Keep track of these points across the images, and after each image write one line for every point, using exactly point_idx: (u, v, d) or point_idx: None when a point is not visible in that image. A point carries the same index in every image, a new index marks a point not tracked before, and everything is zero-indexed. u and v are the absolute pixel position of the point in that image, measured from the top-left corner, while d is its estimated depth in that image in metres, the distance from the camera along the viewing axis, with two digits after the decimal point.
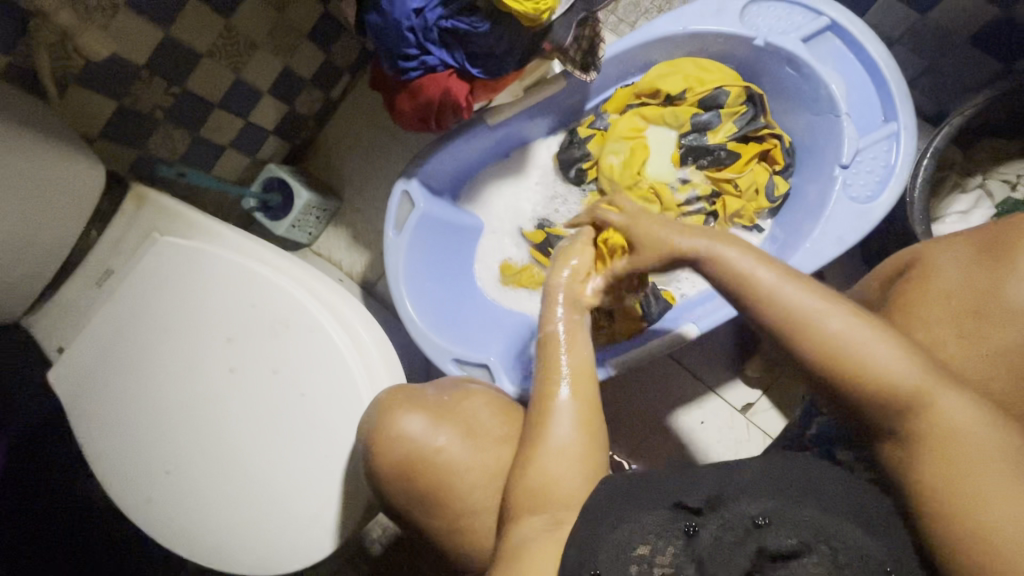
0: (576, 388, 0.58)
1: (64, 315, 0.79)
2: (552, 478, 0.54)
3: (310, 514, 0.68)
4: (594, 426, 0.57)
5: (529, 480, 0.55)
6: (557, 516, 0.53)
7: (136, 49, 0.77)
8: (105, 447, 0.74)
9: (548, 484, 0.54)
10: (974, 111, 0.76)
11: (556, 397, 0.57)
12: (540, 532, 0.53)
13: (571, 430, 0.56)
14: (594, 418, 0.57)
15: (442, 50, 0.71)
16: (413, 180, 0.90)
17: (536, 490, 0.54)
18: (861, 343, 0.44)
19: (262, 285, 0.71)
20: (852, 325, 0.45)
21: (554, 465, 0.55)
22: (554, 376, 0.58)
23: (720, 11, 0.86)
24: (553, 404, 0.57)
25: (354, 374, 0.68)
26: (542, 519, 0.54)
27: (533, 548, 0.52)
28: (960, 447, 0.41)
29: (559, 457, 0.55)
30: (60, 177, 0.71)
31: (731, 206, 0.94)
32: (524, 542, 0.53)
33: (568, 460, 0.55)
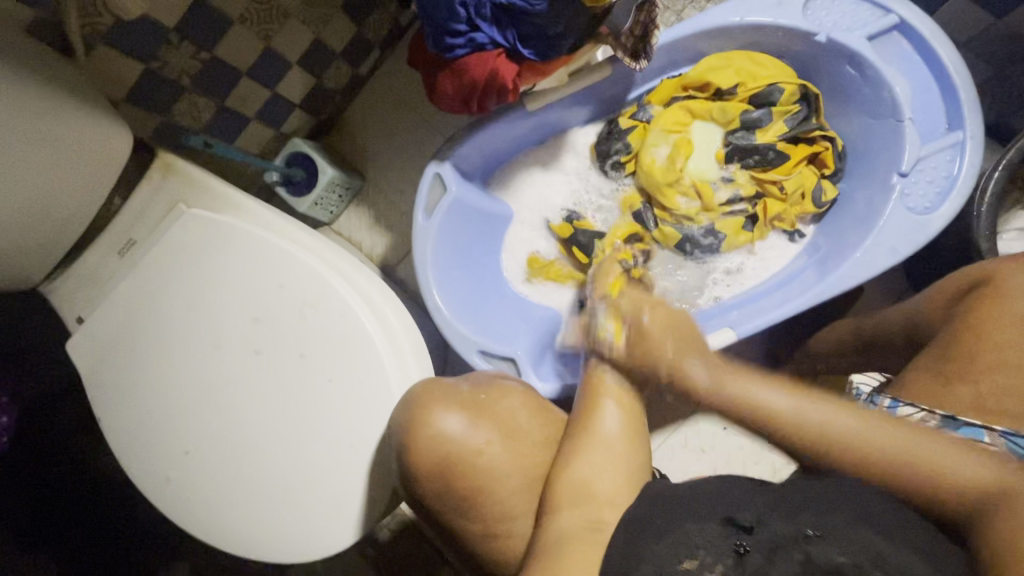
0: (620, 391, 0.62)
1: (84, 284, 0.77)
2: (594, 476, 0.58)
3: (333, 505, 0.66)
4: (636, 430, 0.61)
5: (569, 475, 0.58)
6: (597, 517, 0.55)
7: (168, 11, 0.74)
8: (125, 421, 0.71)
9: (588, 478, 0.58)
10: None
11: (603, 403, 0.61)
12: (580, 528, 0.55)
13: (616, 432, 0.60)
14: (636, 422, 0.62)
15: (492, 28, 0.67)
16: (446, 164, 0.87)
17: (576, 485, 0.58)
18: (794, 404, 0.53)
19: (291, 265, 0.68)
20: (780, 396, 0.54)
21: (595, 461, 0.59)
22: (602, 388, 0.62)
23: (782, 2, 0.81)
24: (598, 401, 0.62)
25: (383, 364, 0.65)
26: (580, 516, 0.56)
27: (571, 544, 0.53)
28: (888, 453, 0.50)
29: (604, 454, 0.59)
30: (86, 141, 0.68)
31: (771, 210, 0.91)
32: (564, 536, 0.54)
33: (612, 458, 0.59)
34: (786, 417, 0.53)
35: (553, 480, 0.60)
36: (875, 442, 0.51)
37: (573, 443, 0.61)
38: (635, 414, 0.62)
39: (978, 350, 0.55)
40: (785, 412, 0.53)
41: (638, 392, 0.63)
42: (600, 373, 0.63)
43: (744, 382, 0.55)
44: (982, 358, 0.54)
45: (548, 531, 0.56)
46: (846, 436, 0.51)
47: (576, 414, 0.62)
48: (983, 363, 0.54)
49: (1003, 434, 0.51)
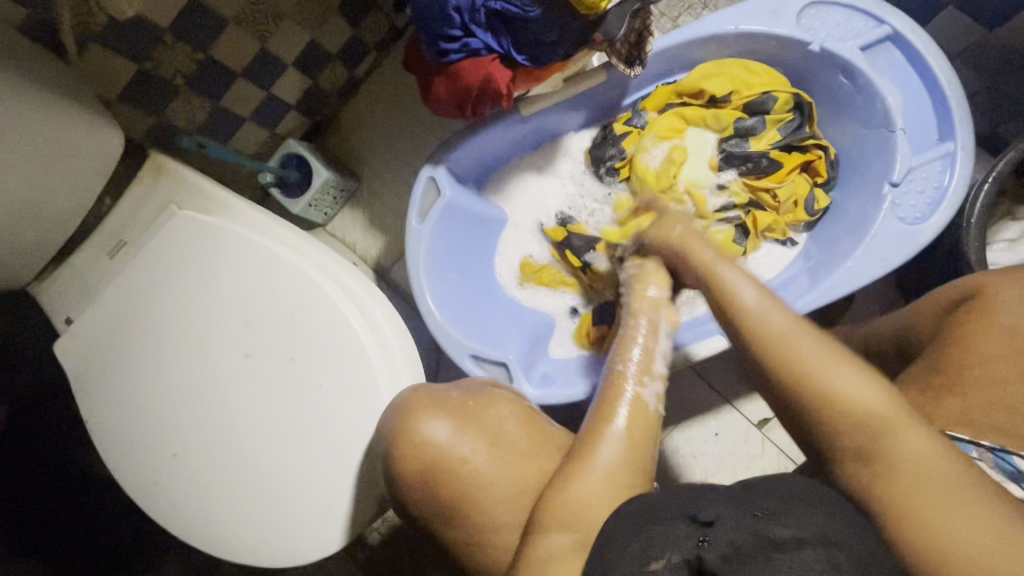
0: (631, 415, 0.57)
1: (74, 285, 0.76)
2: (588, 504, 0.54)
3: (320, 510, 0.66)
4: (642, 456, 0.57)
5: (563, 499, 0.55)
6: (585, 539, 0.54)
7: (162, 11, 0.73)
8: (113, 424, 0.71)
9: (583, 505, 0.55)
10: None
11: (612, 425, 0.57)
12: (564, 551, 0.54)
13: (620, 459, 0.56)
14: (643, 448, 0.57)
15: (486, 34, 0.67)
16: (440, 167, 0.87)
17: (569, 511, 0.54)
18: (821, 369, 0.50)
19: (283, 268, 0.68)
20: (811, 347, 0.51)
21: (593, 488, 0.55)
22: (614, 406, 0.58)
23: (776, 11, 0.81)
24: (605, 422, 0.57)
25: (374, 369, 0.65)
26: (569, 539, 0.54)
27: (556, 563, 0.53)
28: (933, 476, 0.46)
29: (602, 481, 0.55)
30: (77, 141, 0.68)
31: (763, 219, 0.91)
32: (550, 557, 0.53)
33: (611, 487, 0.55)
34: (805, 368, 0.50)
35: (544, 504, 0.56)
36: (908, 450, 0.47)
37: (572, 467, 0.56)
38: (643, 439, 0.57)
39: (964, 363, 0.55)
40: (811, 364, 0.50)
41: (654, 414, 0.58)
42: (613, 387, 0.59)
43: (787, 327, 0.52)
44: (970, 370, 0.54)
45: (534, 550, 0.55)
46: (840, 389, 0.49)
47: (581, 433, 0.58)
48: (971, 377, 0.54)
49: (992, 450, 0.50)
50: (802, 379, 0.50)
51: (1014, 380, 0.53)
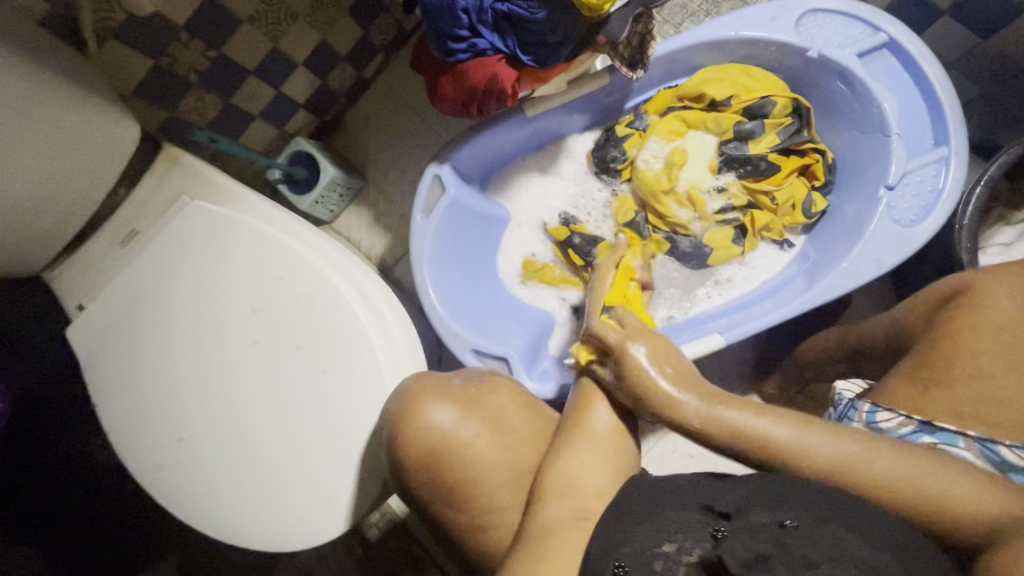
0: (612, 390, 0.62)
1: (85, 272, 0.78)
2: (582, 470, 0.58)
3: (323, 494, 0.67)
4: (629, 433, 0.62)
5: (559, 469, 0.59)
6: (583, 507, 0.56)
7: (179, 9, 0.76)
8: (120, 408, 0.72)
9: (581, 476, 0.58)
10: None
11: (597, 406, 0.61)
12: (568, 517, 0.56)
13: (611, 432, 0.60)
14: (628, 421, 0.62)
15: (493, 35, 0.69)
16: (445, 165, 0.89)
17: (565, 481, 0.58)
18: (845, 463, 0.49)
19: (290, 258, 0.70)
20: (808, 435, 0.51)
21: (587, 457, 0.59)
22: (596, 397, 0.62)
23: (775, 18, 0.84)
24: (592, 399, 0.62)
25: (378, 357, 0.67)
26: (569, 507, 0.56)
27: (559, 529, 0.54)
28: (931, 491, 0.48)
29: (594, 451, 0.59)
30: (96, 131, 0.70)
31: (760, 220, 0.93)
32: (551, 523, 0.55)
33: (604, 454, 0.60)
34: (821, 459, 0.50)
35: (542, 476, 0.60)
36: (881, 469, 0.49)
37: (564, 439, 0.61)
38: (628, 408, 0.62)
39: (953, 357, 0.56)
40: (770, 440, 0.51)
41: None
42: (595, 371, 0.64)
43: (707, 384, 0.55)
44: (960, 364, 0.56)
45: (537, 517, 0.57)
46: (831, 454, 0.50)
47: (570, 411, 0.63)
48: (960, 370, 0.56)
49: (977, 441, 0.53)
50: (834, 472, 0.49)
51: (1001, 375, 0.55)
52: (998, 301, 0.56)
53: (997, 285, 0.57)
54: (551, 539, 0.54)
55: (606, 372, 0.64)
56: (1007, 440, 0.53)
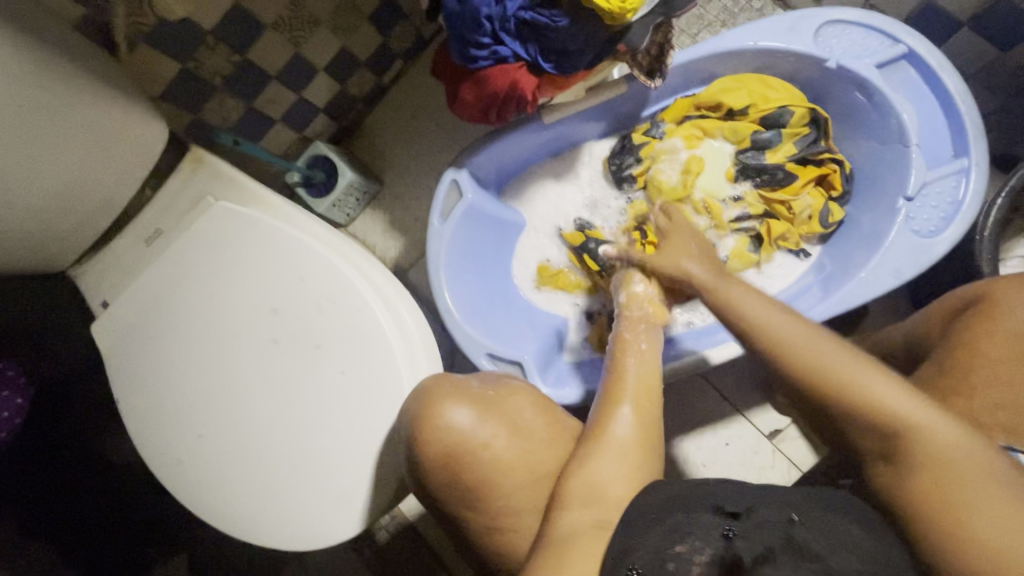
0: (640, 402, 0.62)
1: (110, 270, 0.79)
2: (608, 479, 0.58)
3: (340, 493, 0.68)
4: (653, 441, 0.61)
5: (581, 477, 0.59)
6: (605, 515, 0.56)
7: (207, 14, 0.78)
8: (141, 404, 0.73)
9: (602, 481, 0.58)
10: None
11: (618, 411, 0.61)
12: (587, 525, 0.56)
13: (630, 440, 0.60)
14: (655, 431, 0.62)
15: (515, 43, 0.70)
16: (462, 170, 0.90)
17: (588, 488, 0.58)
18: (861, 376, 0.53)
19: (313, 259, 0.71)
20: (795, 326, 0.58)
21: (614, 466, 0.59)
22: (618, 398, 0.63)
23: (793, 29, 0.84)
24: (618, 405, 0.62)
25: (396, 357, 0.67)
26: (589, 517, 0.56)
27: (578, 538, 0.55)
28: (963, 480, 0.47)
29: (620, 460, 0.59)
30: (125, 132, 0.72)
31: (776, 229, 0.92)
32: (569, 535, 0.55)
33: (624, 459, 0.59)
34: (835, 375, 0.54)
35: (563, 486, 0.59)
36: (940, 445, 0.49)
37: (590, 446, 0.60)
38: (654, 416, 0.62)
39: (975, 367, 0.56)
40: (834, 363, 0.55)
41: (657, 397, 0.64)
42: (621, 375, 0.64)
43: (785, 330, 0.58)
44: (980, 374, 0.55)
45: (553, 529, 0.57)
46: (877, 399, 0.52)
47: (595, 416, 0.62)
48: (981, 381, 0.55)
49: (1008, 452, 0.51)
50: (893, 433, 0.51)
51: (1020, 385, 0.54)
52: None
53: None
54: (569, 555, 0.53)
55: (627, 377, 0.64)
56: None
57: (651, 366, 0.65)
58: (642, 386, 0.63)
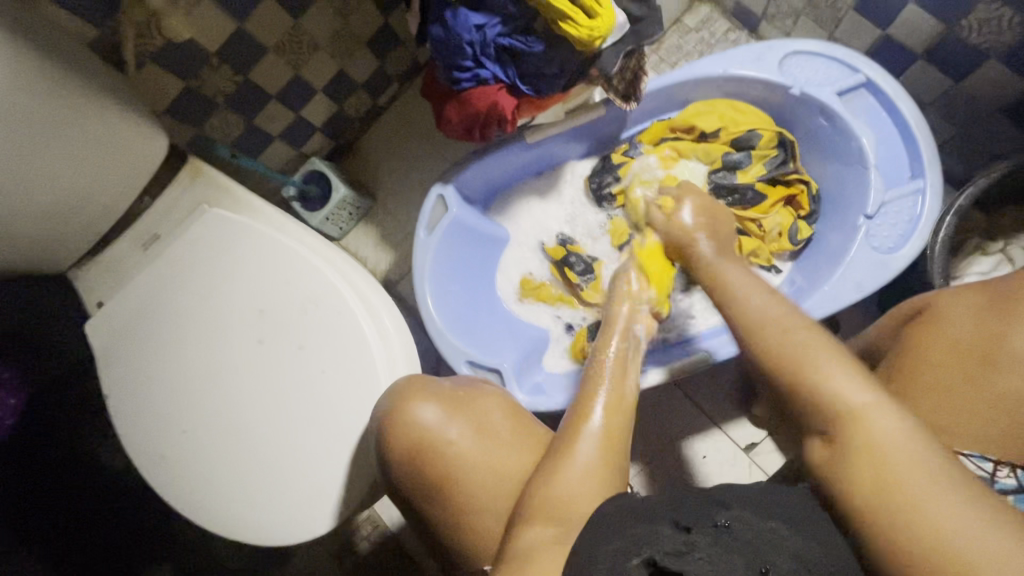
0: (611, 411, 0.60)
1: (108, 273, 0.83)
2: (570, 493, 0.56)
3: (317, 490, 0.70)
4: (620, 450, 0.59)
5: (541, 490, 0.57)
6: (567, 529, 0.55)
7: (210, 37, 0.84)
8: (129, 401, 0.76)
9: (565, 496, 0.56)
10: (1005, 171, 0.76)
11: (590, 420, 0.59)
12: (543, 542, 0.54)
13: (596, 455, 0.57)
14: (620, 444, 0.59)
15: (495, 66, 0.76)
16: (448, 186, 0.95)
17: (551, 505, 0.56)
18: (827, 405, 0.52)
19: (300, 265, 0.75)
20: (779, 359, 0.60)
21: (579, 481, 0.56)
22: (589, 401, 0.60)
23: (760, 58, 0.90)
24: (581, 414, 0.60)
25: (374, 359, 0.70)
26: (551, 532, 0.55)
27: (541, 555, 0.53)
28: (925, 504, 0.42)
29: (581, 476, 0.56)
30: (129, 142, 0.77)
31: (749, 245, 0.95)
32: (528, 547, 0.54)
33: (590, 478, 0.56)
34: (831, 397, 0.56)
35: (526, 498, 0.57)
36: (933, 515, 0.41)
37: (554, 459, 0.58)
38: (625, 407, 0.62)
39: (917, 371, 0.59)
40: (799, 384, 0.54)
41: (630, 412, 0.60)
42: (597, 386, 0.62)
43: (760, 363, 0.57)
44: (926, 380, 0.58)
45: (516, 544, 0.56)
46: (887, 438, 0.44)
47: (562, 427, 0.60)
48: (923, 382, 0.58)
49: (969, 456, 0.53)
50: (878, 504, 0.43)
51: (959, 387, 0.56)
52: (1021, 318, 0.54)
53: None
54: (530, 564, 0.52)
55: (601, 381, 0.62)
56: (967, 450, 0.54)
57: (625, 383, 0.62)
58: (612, 397, 0.61)
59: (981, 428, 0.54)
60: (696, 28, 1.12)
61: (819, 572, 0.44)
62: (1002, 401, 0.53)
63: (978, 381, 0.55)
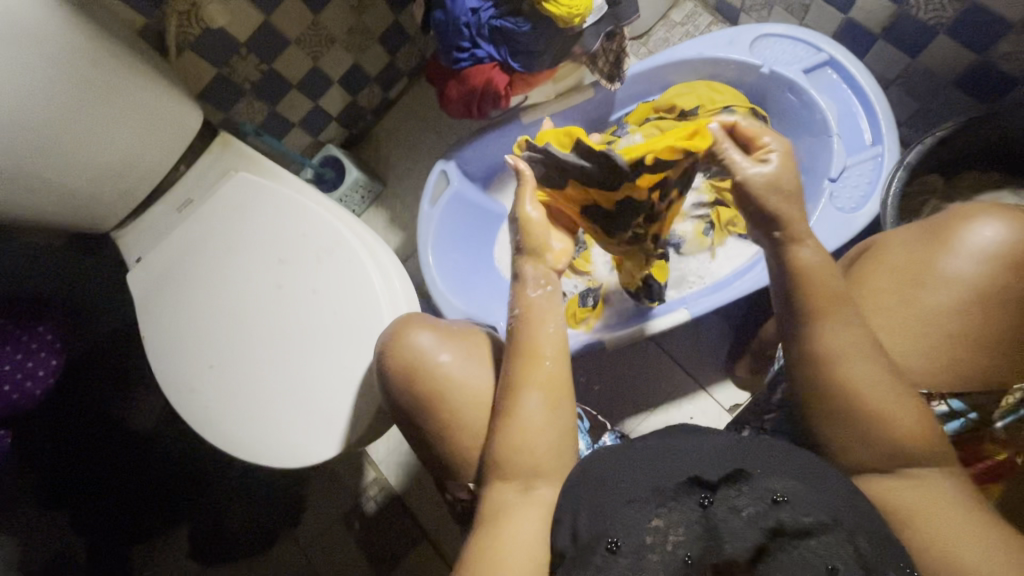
0: (546, 370, 0.63)
1: (147, 233, 0.94)
2: (523, 451, 0.61)
3: (327, 417, 0.78)
4: (563, 400, 0.63)
5: (499, 450, 0.62)
6: (527, 485, 0.61)
7: (241, 28, 0.96)
8: (163, 341, 0.85)
9: (522, 451, 0.61)
10: (955, 128, 0.83)
11: (524, 378, 0.63)
12: (513, 494, 0.60)
13: (539, 409, 0.62)
14: (561, 400, 0.63)
15: (489, 46, 0.86)
16: (450, 162, 1.05)
17: (509, 459, 0.61)
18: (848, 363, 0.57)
19: (314, 220, 0.84)
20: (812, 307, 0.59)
21: (528, 438, 0.61)
22: (523, 359, 0.64)
23: (732, 42, 0.99)
24: (525, 384, 0.63)
25: (379, 299, 0.79)
26: (513, 487, 0.61)
27: (511, 510, 0.59)
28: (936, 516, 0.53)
29: (531, 432, 0.61)
30: (169, 115, 0.87)
31: (724, 215, 1.04)
32: (502, 502, 0.60)
33: (537, 433, 0.61)
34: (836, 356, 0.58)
35: (493, 457, 0.62)
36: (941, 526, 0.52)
37: (501, 419, 0.63)
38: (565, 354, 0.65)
39: (861, 298, 0.65)
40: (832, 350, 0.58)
41: (564, 366, 0.65)
42: (535, 351, 0.64)
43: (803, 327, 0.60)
44: (868, 303, 0.64)
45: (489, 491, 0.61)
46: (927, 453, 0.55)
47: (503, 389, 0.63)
48: (864, 307, 0.64)
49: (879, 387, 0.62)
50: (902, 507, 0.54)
51: (895, 307, 0.63)
52: (948, 246, 0.62)
53: (970, 224, 0.61)
54: (504, 519, 0.58)
55: (528, 341, 0.64)
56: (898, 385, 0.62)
57: (557, 339, 0.65)
58: (550, 363, 0.64)
59: (912, 340, 0.61)
60: (681, 22, 1.21)
61: (808, 511, 0.49)
62: (928, 315, 0.61)
63: (913, 301, 0.62)
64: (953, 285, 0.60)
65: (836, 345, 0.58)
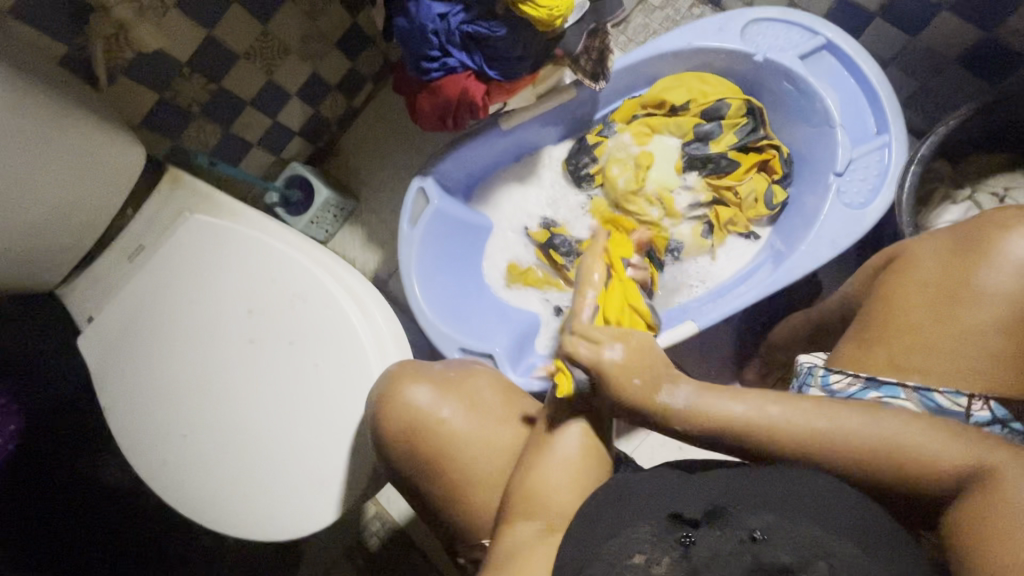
0: (591, 405, 0.60)
1: (97, 286, 0.84)
2: (549, 488, 0.56)
3: (318, 481, 0.71)
4: (602, 448, 0.59)
5: (527, 488, 0.57)
6: (549, 528, 0.54)
7: (180, 46, 0.85)
8: (127, 410, 0.77)
9: (547, 496, 0.56)
10: (971, 113, 0.78)
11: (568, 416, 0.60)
12: (530, 538, 0.54)
13: (578, 448, 0.58)
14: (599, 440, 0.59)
15: (462, 53, 0.77)
16: (429, 178, 0.96)
17: (536, 496, 0.56)
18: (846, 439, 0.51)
19: (283, 262, 0.76)
20: (769, 404, 0.53)
21: (556, 476, 0.57)
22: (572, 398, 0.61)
23: (723, 28, 0.92)
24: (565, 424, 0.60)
25: (365, 348, 0.72)
26: (536, 526, 0.55)
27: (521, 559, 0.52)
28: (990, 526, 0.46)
29: (562, 468, 0.57)
30: (107, 157, 0.77)
31: (723, 214, 0.98)
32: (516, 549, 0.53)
33: (570, 474, 0.57)
34: (809, 435, 0.52)
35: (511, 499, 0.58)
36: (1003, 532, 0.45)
37: (533, 452, 0.59)
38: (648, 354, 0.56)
39: (889, 314, 0.60)
40: (810, 430, 0.51)
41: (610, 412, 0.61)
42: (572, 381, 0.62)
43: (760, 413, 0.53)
44: (898, 321, 0.59)
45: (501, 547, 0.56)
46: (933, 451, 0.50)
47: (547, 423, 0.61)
48: (892, 323, 0.59)
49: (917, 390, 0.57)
50: (958, 524, 0.47)
51: (929, 325, 0.57)
52: (983, 256, 0.56)
53: (1005, 235, 0.55)
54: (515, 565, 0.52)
55: (582, 375, 0.62)
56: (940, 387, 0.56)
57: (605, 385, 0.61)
58: (587, 396, 0.61)
59: (960, 364, 0.56)
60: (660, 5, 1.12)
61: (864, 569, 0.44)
62: (962, 332, 0.56)
63: (948, 318, 0.56)
64: (990, 299, 0.55)
65: (779, 415, 0.52)
